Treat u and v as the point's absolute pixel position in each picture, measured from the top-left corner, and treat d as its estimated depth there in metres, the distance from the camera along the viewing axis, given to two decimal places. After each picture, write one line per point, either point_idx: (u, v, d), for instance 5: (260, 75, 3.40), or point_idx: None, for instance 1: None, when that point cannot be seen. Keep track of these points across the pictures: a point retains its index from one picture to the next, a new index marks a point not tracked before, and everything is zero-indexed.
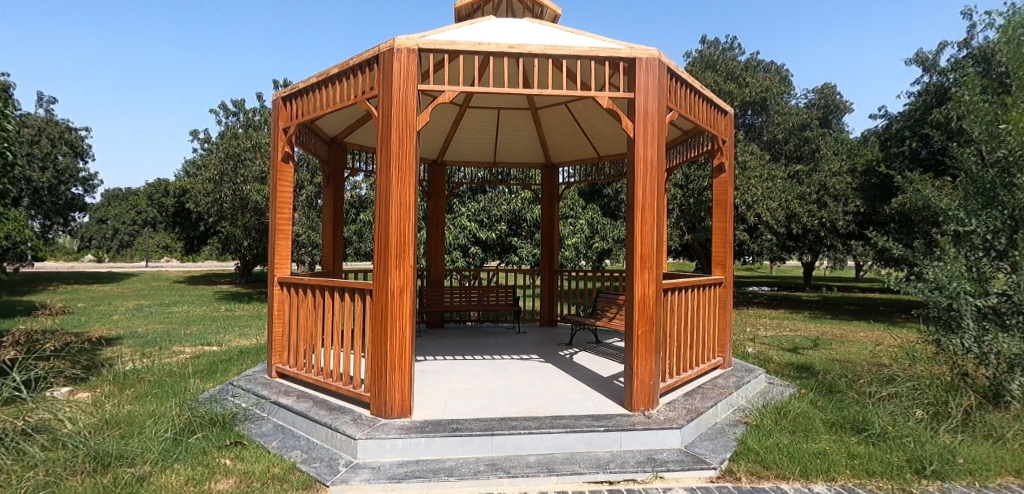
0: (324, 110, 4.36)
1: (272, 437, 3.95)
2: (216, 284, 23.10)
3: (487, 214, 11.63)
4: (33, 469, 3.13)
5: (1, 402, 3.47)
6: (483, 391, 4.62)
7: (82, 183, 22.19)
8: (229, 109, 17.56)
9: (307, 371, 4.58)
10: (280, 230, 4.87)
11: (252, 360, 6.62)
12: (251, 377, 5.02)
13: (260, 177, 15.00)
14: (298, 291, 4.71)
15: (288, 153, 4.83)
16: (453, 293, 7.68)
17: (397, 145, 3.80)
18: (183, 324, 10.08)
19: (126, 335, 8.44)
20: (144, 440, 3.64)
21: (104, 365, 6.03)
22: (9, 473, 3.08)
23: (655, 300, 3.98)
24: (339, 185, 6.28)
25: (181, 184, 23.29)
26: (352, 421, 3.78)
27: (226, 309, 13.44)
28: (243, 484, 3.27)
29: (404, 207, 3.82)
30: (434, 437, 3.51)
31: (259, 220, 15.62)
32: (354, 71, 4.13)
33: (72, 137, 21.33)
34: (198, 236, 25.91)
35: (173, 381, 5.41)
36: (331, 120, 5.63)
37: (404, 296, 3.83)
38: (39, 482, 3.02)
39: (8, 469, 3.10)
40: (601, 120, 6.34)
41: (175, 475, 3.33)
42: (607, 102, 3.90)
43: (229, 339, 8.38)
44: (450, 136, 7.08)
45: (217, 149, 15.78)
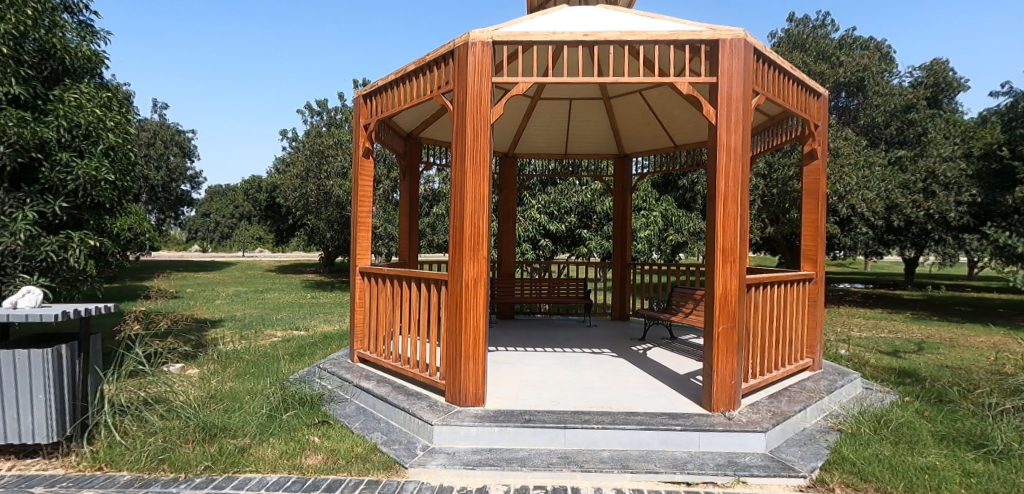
0: (401, 106, 4.51)
1: (354, 418, 4.15)
2: (302, 273, 24.52)
3: (558, 206, 11.54)
4: (154, 435, 3.60)
5: (128, 374, 3.94)
6: (555, 384, 4.61)
7: (191, 181, 24.26)
8: (313, 109, 18.49)
9: (385, 357, 4.77)
10: (360, 223, 5.12)
11: (335, 344, 7.02)
12: (335, 361, 5.32)
13: (341, 172, 15.86)
14: (378, 280, 4.92)
15: (368, 148, 5.03)
16: (523, 285, 7.72)
17: (472, 138, 3.86)
18: (275, 310, 10.80)
19: (226, 318, 9.16)
20: (243, 414, 3.95)
21: (209, 345, 6.60)
22: (136, 438, 3.60)
23: (738, 295, 3.80)
24: (414, 178, 6.45)
25: (273, 181, 24.96)
26: (428, 407, 3.89)
27: (311, 296, 14.29)
28: (330, 461, 3.48)
29: (479, 199, 3.87)
30: (507, 427, 3.56)
31: (341, 213, 16.44)
32: (430, 66, 4.24)
33: (182, 139, 23.33)
34: (287, 229, 27.57)
35: (266, 362, 5.81)
36: (407, 115, 5.80)
37: (478, 288, 3.90)
38: (159, 448, 3.46)
39: (135, 434, 3.62)
40: (678, 107, 6.13)
41: (271, 449, 3.60)
42: (687, 88, 3.75)
43: (314, 325, 8.90)
44: (522, 128, 7.10)
45: (303, 147, 16.74)
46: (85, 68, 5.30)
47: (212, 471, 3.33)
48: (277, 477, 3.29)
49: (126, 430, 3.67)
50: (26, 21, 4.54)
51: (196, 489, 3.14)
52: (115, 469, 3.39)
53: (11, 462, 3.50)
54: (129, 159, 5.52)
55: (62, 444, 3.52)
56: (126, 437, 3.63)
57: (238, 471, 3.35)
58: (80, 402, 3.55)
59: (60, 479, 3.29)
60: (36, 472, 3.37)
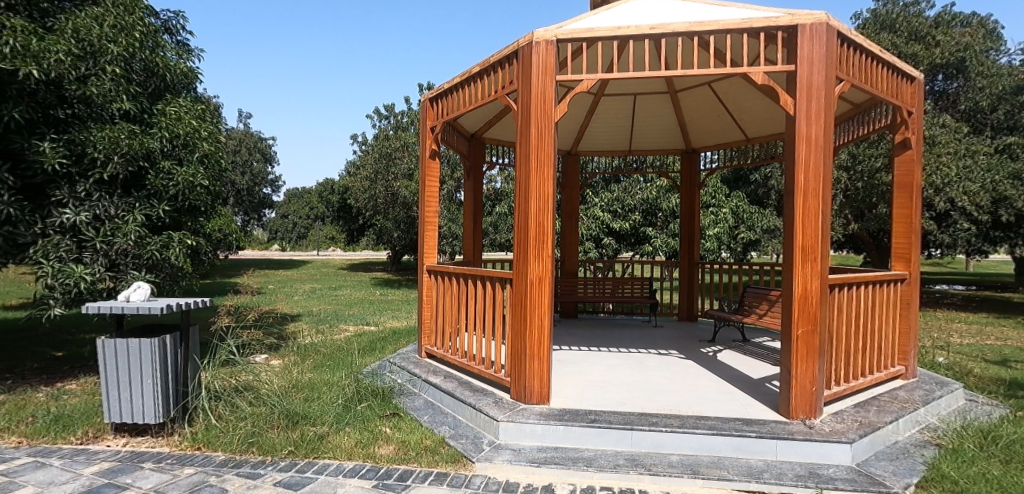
0: (467, 108, 4.59)
1: (423, 412, 4.27)
2: (372, 271, 25.43)
3: (621, 204, 11.35)
4: (243, 420, 3.93)
5: (222, 362, 4.37)
6: (622, 385, 4.54)
7: (272, 184, 25.77)
8: (382, 113, 19.14)
9: (452, 354, 4.87)
10: (427, 222, 5.27)
11: (404, 339, 7.24)
12: (404, 356, 5.49)
13: (408, 174, 16.35)
14: (444, 279, 5.03)
15: (435, 150, 5.16)
16: (586, 284, 7.65)
17: (537, 137, 3.87)
18: (347, 306, 11.30)
19: (304, 313, 9.67)
20: (322, 404, 4.18)
21: (289, 338, 6.99)
22: (229, 421, 3.94)
23: (819, 296, 3.59)
24: (478, 178, 6.54)
25: (345, 183, 26.05)
26: (494, 404, 3.94)
27: (381, 293, 14.83)
28: (401, 451, 3.60)
29: (544, 198, 3.87)
30: (573, 426, 3.54)
31: (408, 213, 16.93)
32: (494, 67, 4.29)
33: (263, 145, 24.84)
34: (358, 228, 28.69)
35: (341, 355, 6.09)
36: (472, 117, 5.89)
37: (543, 286, 3.89)
38: (249, 431, 3.77)
39: (227, 419, 3.96)
40: (751, 99, 5.88)
41: (347, 437, 3.78)
42: (763, 78, 3.59)
43: (384, 321, 9.23)
44: (585, 126, 7.05)
45: (372, 150, 17.38)
46: (183, 83, 5.96)
47: (295, 456, 3.55)
48: (352, 464, 3.45)
49: (220, 414, 4.03)
50: (134, 44, 5.11)
51: (281, 472, 3.35)
52: (212, 449, 3.71)
53: (125, 439, 3.98)
54: (220, 165, 5.94)
55: (166, 425, 3.94)
56: (220, 420, 3.98)
57: (318, 456, 3.55)
58: (182, 387, 3.96)
59: (165, 455, 3.65)
60: (145, 448, 3.78)
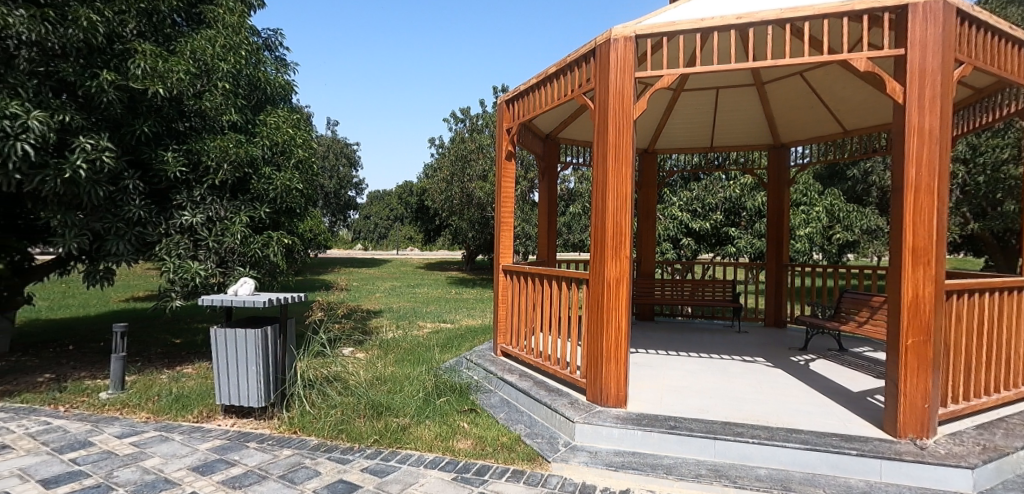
0: (543, 109, 4.57)
1: (500, 409, 4.33)
2: (448, 270, 26.01)
3: (702, 203, 10.87)
4: (332, 408, 4.17)
5: (314, 355, 4.70)
6: (705, 391, 4.35)
7: (356, 187, 27.06)
8: (458, 116, 19.55)
9: (527, 353, 4.86)
10: (504, 223, 5.30)
11: (480, 337, 7.36)
12: (480, 353, 5.56)
13: (483, 175, 16.60)
14: (519, 278, 5.04)
15: (511, 151, 5.20)
16: (664, 286, 7.42)
17: (614, 136, 3.78)
18: (425, 304, 11.64)
19: (386, 310, 10.06)
20: (404, 397, 4.34)
21: (372, 332, 7.29)
22: (319, 409, 4.19)
23: (933, 303, 3.26)
24: (553, 178, 6.49)
25: (423, 185, 26.86)
26: (569, 404, 3.89)
27: (457, 292, 15.16)
28: (478, 447, 3.68)
29: (621, 198, 3.77)
30: (651, 431, 3.42)
31: (483, 214, 17.20)
32: (570, 67, 4.25)
33: (348, 150, 26.13)
34: (435, 229, 29.46)
35: (421, 350, 6.27)
36: (547, 117, 5.87)
37: (620, 289, 3.80)
38: (338, 420, 3.99)
39: (318, 407, 4.22)
40: (850, 89, 5.46)
41: (427, 430, 3.93)
42: (867, 64, 3.31)
43: (460, 318, 9.43)
44: (663, 123, 6.84)
45: (448, 152, 17.79)
46: (280, 96, 6.34)
47: (380, 445, 3.72)
48: (432, 456, 3.55)
49: (313, 402, 4.28)
50: (241, 61, 5.53)
51: (369, 458, 3.51)
52: (306, 433, 3.96)
53: (233, 420, 4.37)
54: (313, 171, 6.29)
55: (268, 408, 4.30)
56: (314, 407, 4.23)
57: (401, 447, 3.70)
58: (281, 374, 4.34)
59: (267, 437, 3.94)
60: (249, 429, 4.12)
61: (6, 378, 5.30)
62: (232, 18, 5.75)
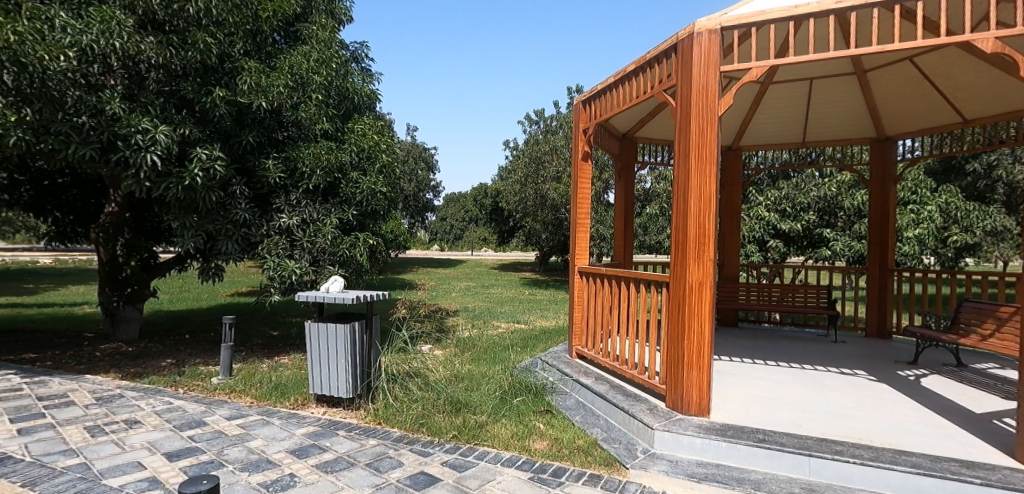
0: (621, 107, 4.57)
1: (576, 412, 4.38)
2: (521, 271, 26.20)
3: (792, 202, 10.24)
4: (417, 403, 4.37)
5: (397, 350, 4.94)
6: (799, 404, 4.16)
7: (433, 190, 27.92)
8: (532, 118, 19.70)
9: (603, 356, 4.87)
10: (580, 224, 5.34)
11: (555, 338, 7.42)
12: (556, 355, 5.62)
13: (556, 176, 16.63)
14: (596, 280, 5.06)
15: (587, 152, 5.25)
16: (749, 291, 7.18)
17: (698, 133, 3.72)
18: (499, 304, 11.85)
19: (462, 309, 10.34)
20: (482, 395, 4.49)
21: (451, 331, 7.54)
22: (405, 403, 4.41)
23: None
24: (629, 178, 6.35)
25: (496, 187, 27.27)
26: (648, 410, 3.86)
27: (529, 293, 15.28)
28: (555, 448, 3.76)
29: (705, 197, 3.70)
30: (737, 444, 3.33)
31: (556, 216, 17.22)
32: (650, 63, 4.22)
33: (426, 154, 27.02)
34: (508, 230, 29.80)
35: (498, 350, 6.42)
36: (625, 117, 5.84)
37: (703, 291, 3.72)
38: (419, 415, 4.20)
39: (402, 400, 4.44)
40: (965, 75, 5.01)
41: (504, 429, 4.06)
42: (993, 46, 3.04)
43: (533, 319, 9.53)
44: (749, 118, 6.59)
45: (523, 155, 17.97)
46: (366, 104, 6.75)
47: (458, 440, 3.88)
48: (510, 454, 3.66)
49: (397, 396, 4.51)
50: (331, 73, 5.91)
51: (447, 453, 3.66)
52: (390, 425, 4.19)
53: (324, 409, 4.70)
54: (397, 174, 6.59)
55: (355, 400, 4.58)
56: (396, 401, 4.47)
57: (477, 443, 3.83)
58: (367, 368, 4.62)
59: (355, 426, 4.21)
60: (339, 418, 4.42)
61: (134, 362, 5.97)
62: (325, 34, 6.18)
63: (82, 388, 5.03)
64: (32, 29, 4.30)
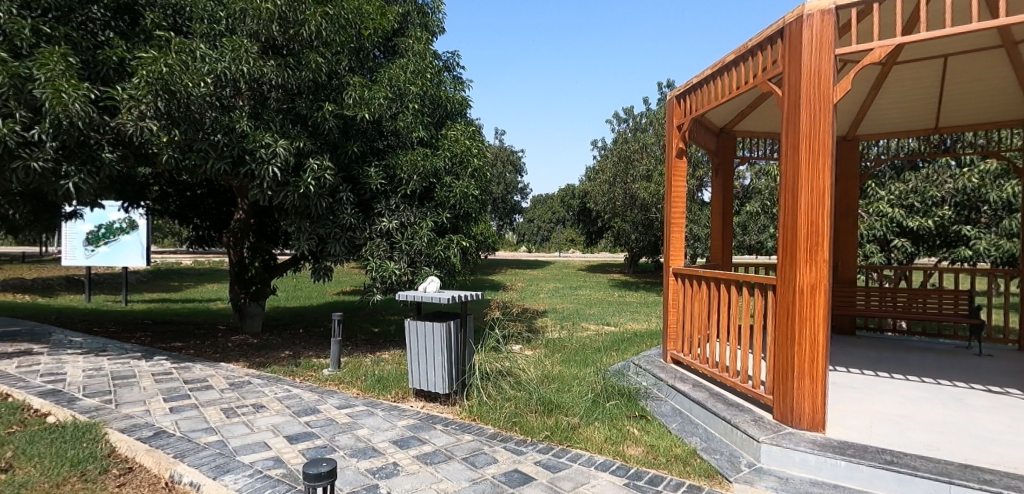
0: (720, 100, 4.39)
1: (672, 419, 4.28)
2: (609, 273, 25.71)
3: (921, 196, 8.90)
4: (510, 401, 4.49)
5: (490, 350, 5.09)
6: (934, 424, 3.76)
7: (521, 192, 28.25)
8: (621, 117, 19.35)
9: (700, 362, 4.70)
10: (673, 224, 5.19)
11: (647, 341, 7.25)
12: (649, 359, 5.50)
13: (646, 176, 16.21)
14: (692, 283, 4.90)
15: (682, 149, 5.11)
16: (869, 295, 6.54)
17: (809, 123, 3.49)
18: (587, 305, 11.75)
19: (550, 310, 10.38)
20: (573, 397, 4.53)
21: (540, 332, 7.61)
22: (499, 401, 4.53)
23: None
24: (728, 175, 6.10)
25: (583, 188, 27.08)
26: (753, 422, 3.67)
27: (618, 295, 14.99)
28: (651, 455, 3.72)
29: (818, 192, 3.46)
30: (859, 464, 3.07)
31: (646, 216, 16.74)
32: (753, 52, 4.02)
33: (514, 157, 27.43)
34: (596, 231, 29.42)
35: (589, 352, 6.39)
36: (723, 110, 5.59)
37: (816, 294, 3.47)
38: (512, 413, 4.31)
39: (495, 399, 4.57)
40: None
41: (597, 432, 4.07)
42: None
43: (623, 322, 9.35)
44: (868, 104, 6.04)
45: (611, 154, 17.68)
46: (459, 111, 6.98)
47: (551, 440, 3.94)
48: (603, 458, 3.66)
49: (491, 395, 4.66)
50: (426, 82, 6.22)
51: (540, 453, 3.72)
52: (484, 422, 4.34)
53: (422, 403, 4.97)
54: (489, 178, 6.78)
55: (450, 396, 4.80)
56: (490, 399, 4.61)
57: (570, 444, 3.87)
58: (462, 366, 4.82)
59: (451, 421, 4.40)
60: (436, 412, 4.64)
61: (258, 352, 6.66)
62: (420, 46, 6.50)
63: (218, 374, 5.70)
64: (179, 62, 4.96)
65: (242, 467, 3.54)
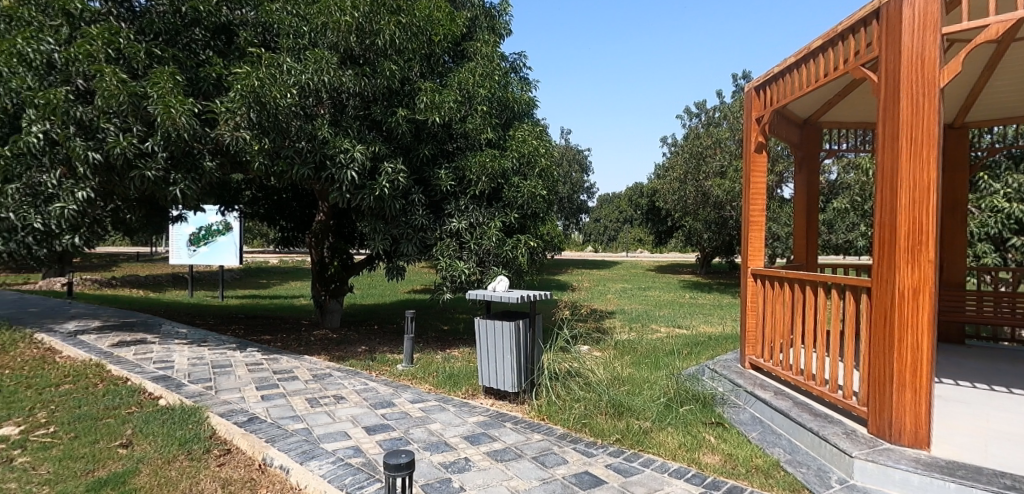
0: (806, 90, 4.10)
1: (752, 428, 4.09)
2: (679, 274, 24.83)
3: None
4: (579, 402, 4.46)
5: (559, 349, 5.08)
6: None
7: (587, 191, 27.88)
8: (692, 112, 18.61)
9: (781, 368, 4.44)
10: (753, 222, 4.95)
11: (724, 345, 6.93)
12: (726, 363, 5.27)
13: (719, 172, 15.45)
14: (773, 285, 4.63)
15: (762, 143, 4.85)
16: (981, 300, 5.90)
17: (911, 110, 3.17)
18: (656, 307, 11.40)
19: (617, 311, 10.19)
20: (645, 400, 4.45)
21: (608, 333, 7.48)
22: (569, 401, 4.52)
23: None
24: (813, 169, 5.72)
25: (651, 186, 26.31)
26: (844, 435, 3.38)
27: (690, 296, 14.42)
28: (729, 465, 3.60)
29: (921, 186, 3.13)
30: (971, 487, 2.75)
31: (719, 214, 15.98)
32: (844, 37, 3.73)
33: (579, 156, 27.12)
34: (666, 230, 28.52)
35: (661, 355, 6.21)
36: (808, 100, 5.22)
37: (920, 299, 3.14)
38: (582, 414, 4.29)
39: (564, 399, 4.56)
40: None
41: (671, 437, 3.97)
42: None
43: (695, 324, 8.98)
44: (980, 88, 5.40)
45: (681, 150, 17.03)
46: (526, 112, 7.03)
47: (621, 444, 3.88)
48: (677, 465, 3.56)
49: (559, 395, 4.65)
50: (495, 85, 6.30)
51: (611, 456, 3.67)
52: (553, 422, 4.34)
53: (492, 400, 5.05)
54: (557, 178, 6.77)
55: (519, 394, 4.84)
56: (559, 398, 4.61)
57: (642, 449, 3.80)
58: (531, 365, 4.85)
59: (521, 420, 4.44)
60: (506, 410, 4.71)
61: (338, 347, 7.04)
62: (487, 49, 6.60)
63: (302, 366, 6.09)
64: (269, 75, 5.33)
65: (326, 454, 3.76)
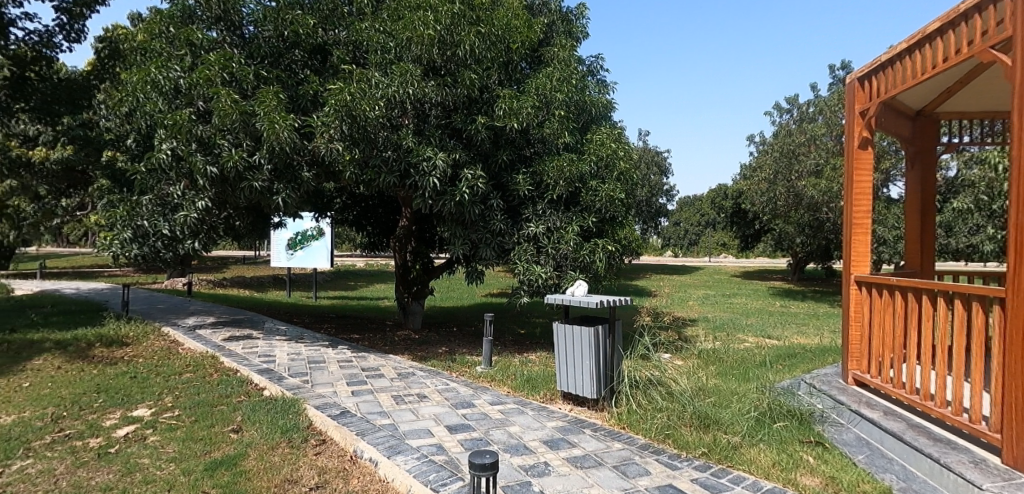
0: (920, 78, 3.68)
1: (858, 450, 3.74)
2: (769, 280, 23.29)
3: None
4: (661, 412, 4.31)
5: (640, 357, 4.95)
6: None
7: (667, 194, 26.90)
8: (782, 107, 17.40)
9: (891, 385, 4.02)
10: (856, 225, 4.53)
11: (822, 358, 6.39)
12: (826, 378, 4.85)
13: (815, 170, 14.29)
14: (880, 293, 4.20)
15: (866, 138, 4.43)
16: None
17: None
18: (743, 315, 10.75)
19: (700, 318, 9.75)
20: (733, 413, 4.22)
21: (690, 341, 7.18)
22: (651, 410, 4.39)
23: None
24: (928, 165, 5.16)
25: (737, 187, 24.93)
26: (971, 464, 2.96)
27: (782, 304, 13.45)
28: (830, 489, 3.30)
29: None
30: None
31: (813, 217, 14.73)
32: (966, 16, 3.30)
33: (658, 157, 26.25)
34: (754, 233, 26.92)
35: (749, 366, 5.85)
36: (921, 90, 4.70)
37: None
38: (665, 424, 4.14)
39: (645, 409, 4.43)
40: None
41: (763, 454, 3.73)
42: None
43: (787, 335, 8.36)
44: None
45: (771, 148, 15.94)
46: (603, 114, 6.94)
47: (708, 458, 3.69)
48: (772, 484, 3.32)
49: (640, 403, 4.53)
50: (572, 89, 6.27)
51: (697, 470, 3.50)
52: (635, 431, 4.23)
53: (571, 406, 5.01)
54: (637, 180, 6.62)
55: (599, 401, 4.77)
56: (640, 407, 4.49)
57: (731, 465, 3.59)
58: (610, 372, 4.76)
59: (600, 427, 4.36)
60: (585, 416, 4.65)
61: (421, 347, 7.30)
62: (564, 53, 6.60)
63: (389, 364, 6.39)
64: (360, 89, 5.64)
65: (411, 450, 3.91)
